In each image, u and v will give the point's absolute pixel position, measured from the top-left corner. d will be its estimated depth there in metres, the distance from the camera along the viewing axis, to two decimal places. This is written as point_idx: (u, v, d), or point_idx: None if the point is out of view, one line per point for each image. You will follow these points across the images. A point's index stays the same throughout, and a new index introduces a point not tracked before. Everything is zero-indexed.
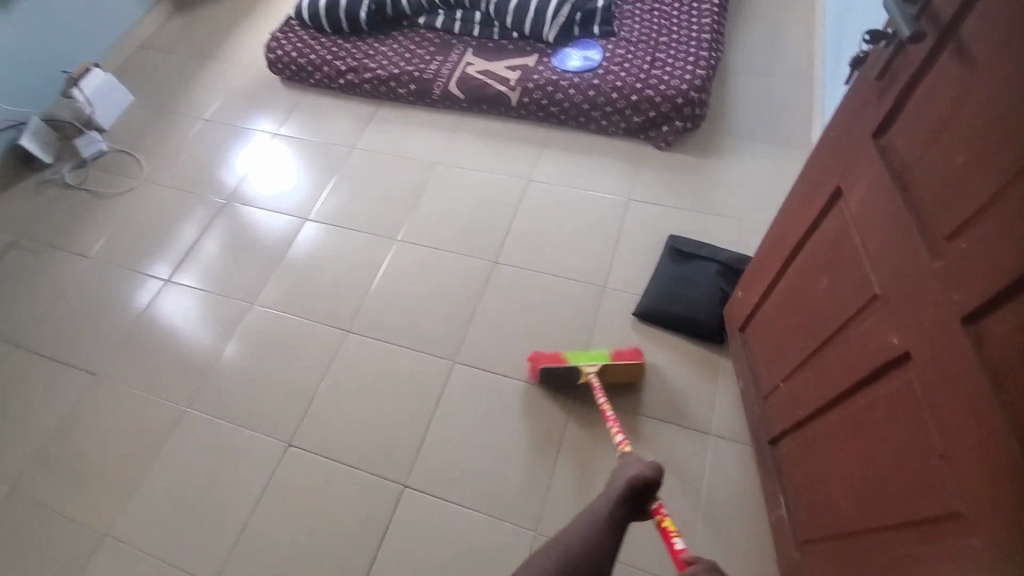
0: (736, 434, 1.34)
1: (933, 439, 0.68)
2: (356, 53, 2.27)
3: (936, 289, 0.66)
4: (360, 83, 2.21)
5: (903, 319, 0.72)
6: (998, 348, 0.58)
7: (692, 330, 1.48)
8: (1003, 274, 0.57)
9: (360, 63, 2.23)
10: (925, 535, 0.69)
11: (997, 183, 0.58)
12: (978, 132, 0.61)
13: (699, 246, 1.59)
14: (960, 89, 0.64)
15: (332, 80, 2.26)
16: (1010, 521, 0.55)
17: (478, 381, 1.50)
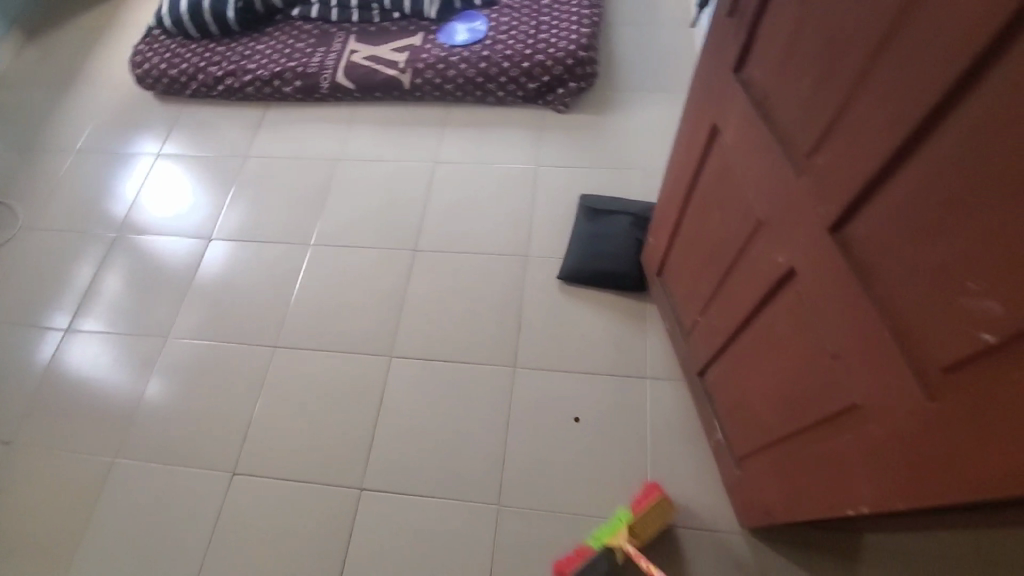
0: (670, 373, 1.41)
1: (825, 342, 0.74)
2: (231, 56, 2.13)
3: (807, 206, 0.71)
4: (242, 87, 2.08)
5: (785, 238, 0.78)
6: (864, 249, 0.63)
7: (615, 283, 1.52)
8: (855, 182, 0.62)
9: (238, 66, 2.09)
10: (834, 429, 0.76)
11: (839, 100, 0.63)
12: (818, 54, 0.65)
13: (609, 201, 1.63)
14: (798, 17, 0.68)
15: (210, 88, 2.11)
16: (897, 401, 0.62)
17: (418, 372, 1.49)
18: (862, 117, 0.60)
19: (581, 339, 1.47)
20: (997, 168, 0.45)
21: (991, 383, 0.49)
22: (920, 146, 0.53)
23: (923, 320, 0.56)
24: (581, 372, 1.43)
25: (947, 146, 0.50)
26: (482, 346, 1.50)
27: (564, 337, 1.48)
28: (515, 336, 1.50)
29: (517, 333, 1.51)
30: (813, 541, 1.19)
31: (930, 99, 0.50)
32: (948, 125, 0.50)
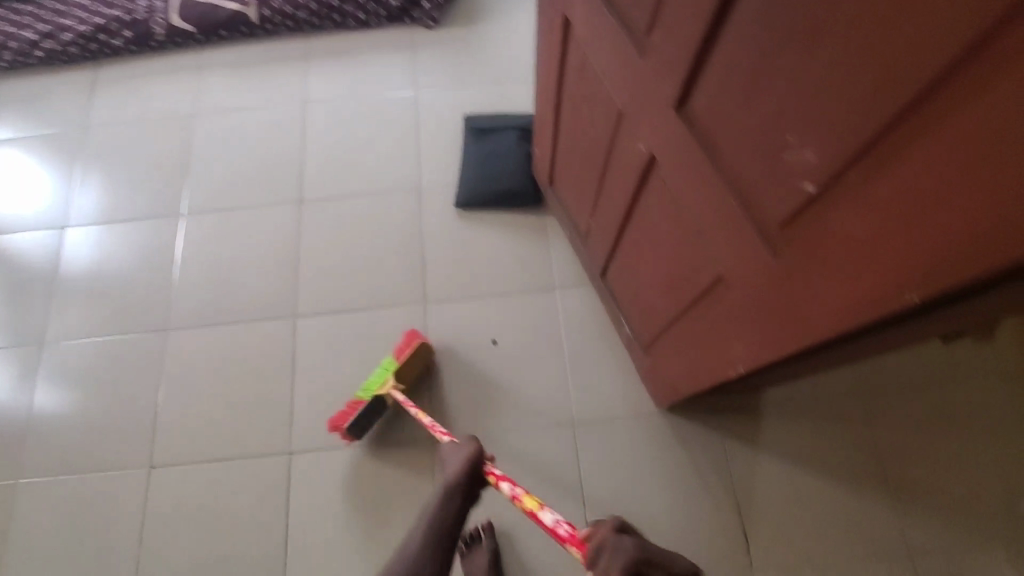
0: (578, 280, 1.43)
1: (690, 222, 0.76)
2: (41, 13, 1.81)
3: (656, 86, 0.70)
4: (63, 48, 1.79)
5: (643, 123, 0.77)
6: (707, 120, 0.63)
7: (512, 201, 1.50)
8: (689, 51, 0.60)
9: (50, 23, 1.79)
10: (711, 302, 0.80)
11: None
12: None
13: (494, 118, 1.57)
14: None
15: (25, 56, 1.79)
16: (752, 263, 0.64)
17: (328, 326, 1.43)
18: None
19: (487, 264, 1.46)
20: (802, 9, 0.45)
21: (820, 227, 0.52)
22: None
23: (761, 181, 0.57)
24: (492, 295, 1.43)
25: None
26: (389, 288, 1.46)
27: (470, 264, 1.46)
28: (421, 272, 1.47)
29: (422, 269, 1.47)
30: (723, 407, 1.29)
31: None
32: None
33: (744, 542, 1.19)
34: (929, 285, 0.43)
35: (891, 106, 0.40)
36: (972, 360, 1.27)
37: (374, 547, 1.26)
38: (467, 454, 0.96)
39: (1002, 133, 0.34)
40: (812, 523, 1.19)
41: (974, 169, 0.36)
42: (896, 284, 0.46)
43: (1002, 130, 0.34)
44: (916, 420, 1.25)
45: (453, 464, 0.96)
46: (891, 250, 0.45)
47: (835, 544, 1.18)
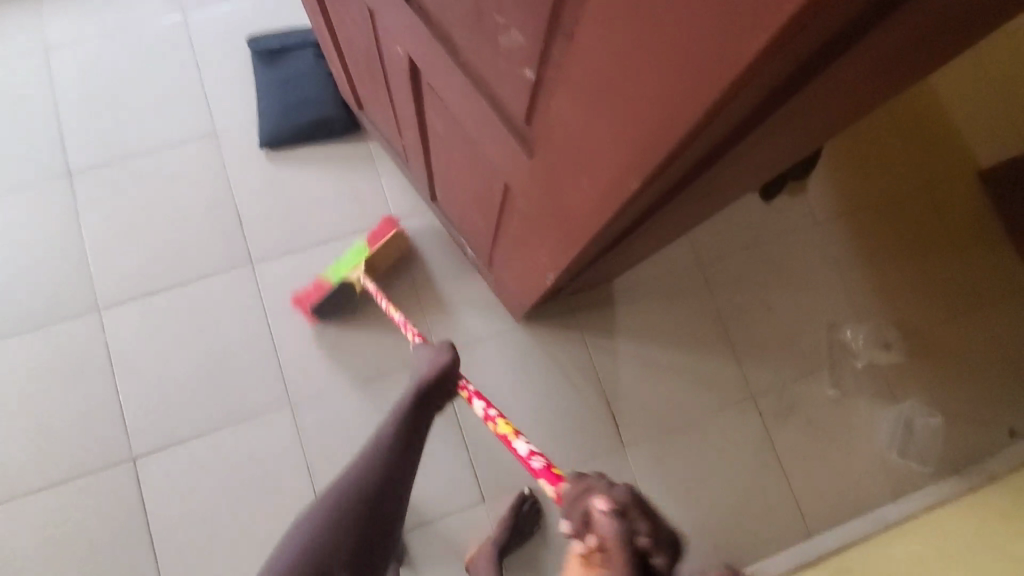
0: (417, 206, 1.33)
1: (463, 129, 0.69)
2: None
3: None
4: None
5: (390, 23, 0.66)
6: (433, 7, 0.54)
7: (324, 131, 1.32)
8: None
9: None
10: (508, 214, 0.75)
11: None
12: None
13: (283, 36, 1.35)
14: None
15: None
16: (518, 166, 0.59)
17: (143, 313, 1.25)
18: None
19: (313, 207, 1.32)
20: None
21: (548, 119, 0.47)
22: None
23: (494, 73, 0.50)
24: (326, 241, 1.31)
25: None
26: (207, 255, 1.28)
27: (295, 211, 1.31)
28: (240, 230, 1.30)
29: (241, 227, 1.30)
30: (580, 307, 1.30)
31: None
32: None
33: (615, 426, 1.26)
34: (646, 163, 0.40)
35: None
36: (790, 213, 1.38)
37: (255, 530, 1.17)
38: (433, 359, 0.91)
39: None
40: (671, 393, 1.28)
41: (641, 27, 0.32)
42: (620, 171, 0.43)
43: None
44: (748, 278, 1.34)
45: (422, 367, 0.90)
46: (607, 129, 0.41)
47: (691, 405, 1.28)
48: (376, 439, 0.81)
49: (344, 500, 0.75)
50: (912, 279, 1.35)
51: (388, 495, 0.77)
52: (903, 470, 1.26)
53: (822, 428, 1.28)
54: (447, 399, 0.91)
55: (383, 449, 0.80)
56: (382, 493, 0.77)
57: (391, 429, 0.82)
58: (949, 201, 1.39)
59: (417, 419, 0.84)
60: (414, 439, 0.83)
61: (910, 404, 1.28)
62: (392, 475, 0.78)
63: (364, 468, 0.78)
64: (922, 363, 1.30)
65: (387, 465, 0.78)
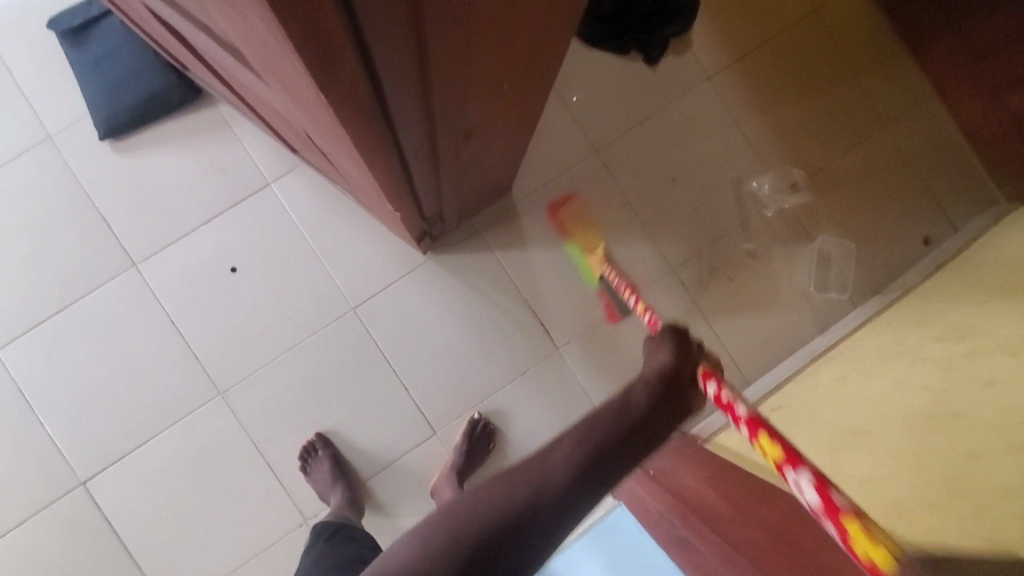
0: (290, 163, 1.24)
1: (236, 75, 0.62)
2: None
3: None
4: None
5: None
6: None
7: (160, 107, 1.20)
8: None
9: None
10: (323, 153, 0.69)
11: None
12: None
13: (82, 7, 1.19)
14: None
15: None
16: (282, 103, 0.54)
17: (39, 344, 1.20)
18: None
19: (179, 190, 1.23)
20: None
21: (248, 56, 0.43)
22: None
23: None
24: (204, 222, 1.23)
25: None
26: (86, 268, 1.21)
27: (164, 199, 1.23)
28: (112, 234, 1.22)
29: (111, 230, 1.22)
30: (484, 224, 1.26)
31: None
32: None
33: (545, 332, 1.27)
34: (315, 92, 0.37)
35: None
36: (678, 74, 1.31)
37: (223, 515, 1.20)
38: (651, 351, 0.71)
39: None
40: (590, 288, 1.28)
41: None
42: (317, 105, 0.40)
43: None
44: (647, 153, 1.30)
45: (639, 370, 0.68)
46: (268, 55, 0.37)
47: (614, 294, 1.28)
48: (559, 460, 0.55)
49: (484, 539, 0.52)
50: (808, 115, 1.33)
51: (523, 547, 0.52)
52: (827, 303, 1.30)
53: (745, 283, 1.29)
54: (690, 399, 0.68)
55: (558, 475, 0.54)
56: (519, 544, 0.52)
57: (582, 445, 0.57)
58: (835, 24, 1.34)
59: (625, 431, 0.59)
60: (612, 454, 0.57)
61: (823, 239, 1.30)
62: (574, 495, 0.54)
63: (518, 486, 0.54)
64: (829, 198, 1.31)
65: (553, 495, 0.53)
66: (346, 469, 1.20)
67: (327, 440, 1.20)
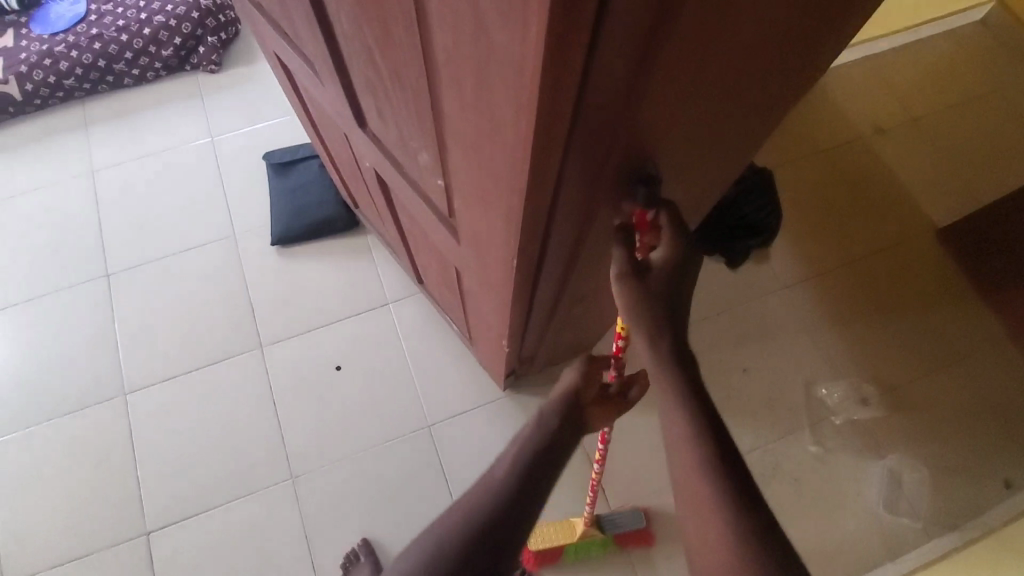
0: (410, 290, 1.47)
1: (419, 224, 0.84)
2: None
3: (342, 104, 0.74)
4: None
5: (357, 143, 0.81)
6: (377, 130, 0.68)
7: (326, 229, 1.51)
8: (333, 70, 0.65)
9: None
10: (468, 296, 0.86)
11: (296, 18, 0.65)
12: None
13: (294, 150, 1.58)
14: None
15: None
16: (458, 253, 0.72)
17: (160, 395, 1.37)
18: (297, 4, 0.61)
19: (317, 293, 1.47)
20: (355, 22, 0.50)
21: (460, 220, 0.61)
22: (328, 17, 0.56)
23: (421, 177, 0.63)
24: (327, 323, 1.44)
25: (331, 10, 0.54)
26: (222, 342, 1.42)
27: (303, 299, 1.46)
28: (252, 317, 1.44)
29: (252, 314, 1.45)
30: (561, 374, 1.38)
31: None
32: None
33: None
34: (510, 256, 0.53)
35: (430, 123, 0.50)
36: (757, 280, 1.47)
37: None
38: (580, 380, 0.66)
39: (471, 138, 0.43)
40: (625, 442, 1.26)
41: (474, 167, 0.46)
42: (505, 262, 0.56)
43: (467, 133, 0.43)
44: (722, 343, 1.42)
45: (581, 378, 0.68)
46: (484, 227, 0.54)
47: None
48: (540, 428, 0.61)
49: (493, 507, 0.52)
50: (884, 339, 1.42)
51: (515, 526, 0.51)
52: (897, 527, 1.25)
53: (810, 487, 1.29)
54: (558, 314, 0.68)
55: (529, 454, 0.58)
56: (519, 515, 0.52)
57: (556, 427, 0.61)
58: (908, 263, 1.49)
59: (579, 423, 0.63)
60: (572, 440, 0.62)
61: (895, 459, 1.31)
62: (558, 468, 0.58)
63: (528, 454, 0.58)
64: (901, 418, 1.34)
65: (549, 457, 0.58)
66: None
67: (371, 548, 1.23)
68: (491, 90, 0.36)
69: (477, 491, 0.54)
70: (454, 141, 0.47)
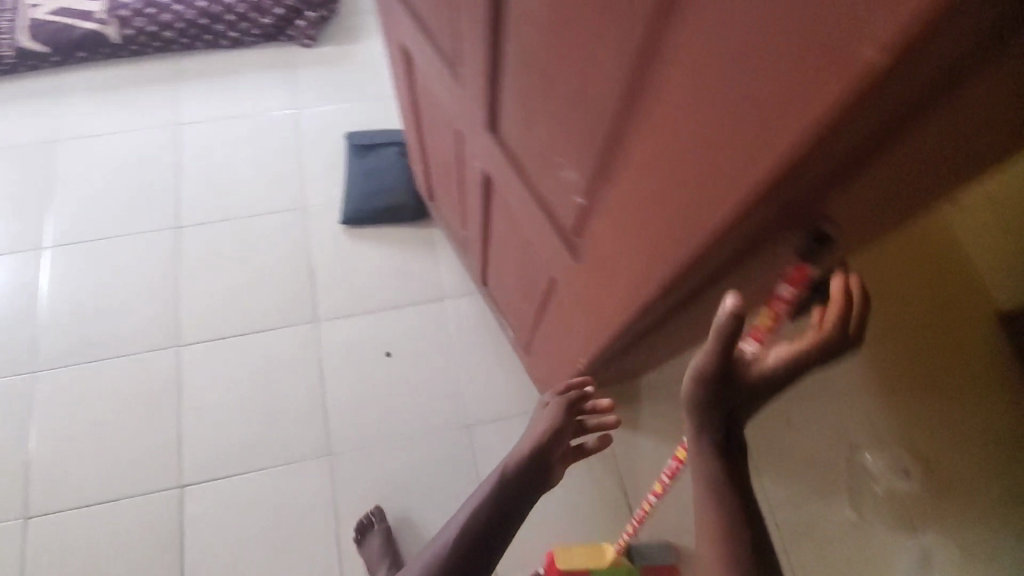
0: (469, 289, 1.49)
1: (521, 232, 0.84)
2: None
3: (475, 106, 0.74)
4: None
5: (476, 144, 0.83)
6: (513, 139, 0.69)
7: (395, 216, 1.54)
8: (484, 76, 0.66)
9: None
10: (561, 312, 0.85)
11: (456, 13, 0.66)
12: None
13: (375, 135, 1.61)
14: None
15: None
16: (569, 270, 0.72)
17: (213, 353, 1.39)
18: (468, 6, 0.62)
19: (377, 278, 1.49)
20: (548, 36, 0.51)
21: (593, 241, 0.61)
22: (505, 22, 0.57)
23: (557, 194, 0.64)
24: (383, 309, 1.46)
25: (516, 20, 0.55)
26: (280, 311, 1.44)
27: (363, 281, 1.49)
28: (311, 291, 1.47)
29: (312, 288, 1.47)
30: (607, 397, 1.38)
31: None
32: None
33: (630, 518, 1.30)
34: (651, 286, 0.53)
35: (601, 143, 0.50)
36: None
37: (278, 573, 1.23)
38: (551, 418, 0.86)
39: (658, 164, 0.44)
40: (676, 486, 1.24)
41: (649, 194, 0.46)
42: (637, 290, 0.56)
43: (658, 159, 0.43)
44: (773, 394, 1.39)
45: (543, 421, 0.87)
46: (628, 252, 0.54)
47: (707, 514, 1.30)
48: (512, 464, 0.83)
49: (476, 532, 0.73)
50: (945, 419, 1.35)
51: (491, 548, 0.73)
52: None
53: (835, 552, 1.30)
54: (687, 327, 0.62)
55: (503, 488, 0.79)
56: (495, 538, 0.74)
57: (523, 461, 0.83)
58: (978, 339, 1.41)
59: (546, 458, 0.84)
60: (540, 472, 0.83)
61: (932, 542, 1.26)
62: (527, 495, 0.80)
63: (500, 485, 0.79)
64: (949, 502, 1.28)
65: (520, 484, 0.80)
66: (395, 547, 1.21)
67: (384, 515, 1.24)
68: (727, 143, 0.36)
69: (467, 508, 0.77)
70: (634, 164, 0.47)
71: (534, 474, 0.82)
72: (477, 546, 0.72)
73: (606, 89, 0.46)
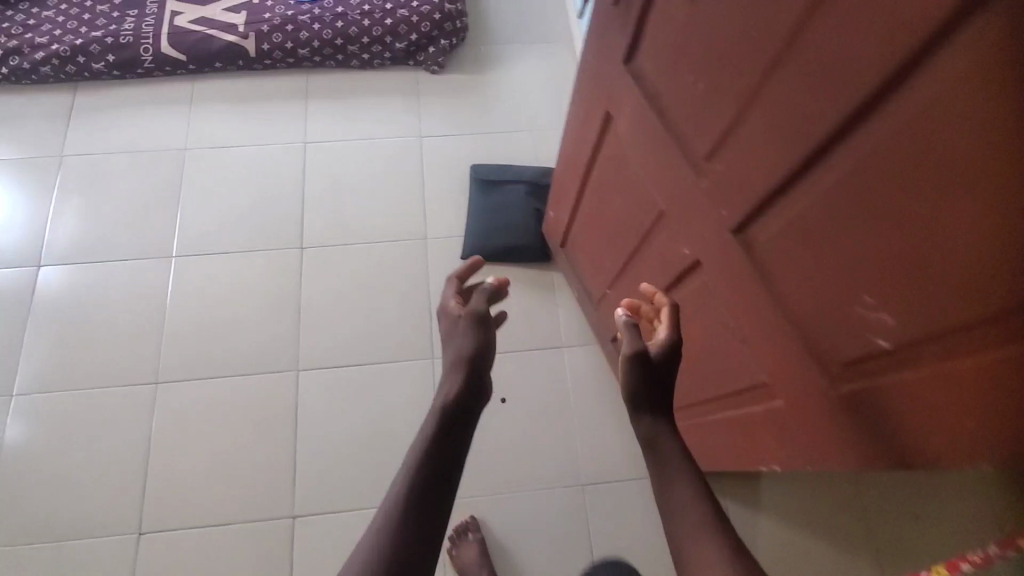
0: (586, 339, 1.48)
1: (729, 326, 0.79)
2: (31, 30, 1.63)
3: (715, 201, 0.70)
4: (51, 70, 1.63)
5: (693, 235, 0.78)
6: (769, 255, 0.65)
7: (517, 257, 1.52)
8: (756, 188, 0.62)
9: (39, 44, 1.61)
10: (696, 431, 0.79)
11: (732, 112, 0.61)
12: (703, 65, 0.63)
13: (501, 170, 1.59)
14: (686, 22, 0.64)
15: (24, 76, 1.62)
16: (808, 387, 0.67)
17: (332, 381, 1.40)
18: (757, 124, 0.59)
19: None
20: (900, 194, 0.47)
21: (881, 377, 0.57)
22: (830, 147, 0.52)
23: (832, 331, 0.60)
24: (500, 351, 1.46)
25: (849, 164, 0.50)
26: (398, 344, 1.43)
27: None
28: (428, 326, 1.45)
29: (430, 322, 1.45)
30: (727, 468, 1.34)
31: (840, 120, 0.49)
32: (853, 137, 0.49)
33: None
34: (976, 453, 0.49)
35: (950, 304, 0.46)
36: None
37: None
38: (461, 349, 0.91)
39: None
40: None
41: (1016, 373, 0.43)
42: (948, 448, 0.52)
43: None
44: None
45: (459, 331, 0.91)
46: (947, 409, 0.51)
47: None
48: (449, 381, 0.85)
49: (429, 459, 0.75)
50: None
51: (450, 469, 0.76)
52: None
53: None
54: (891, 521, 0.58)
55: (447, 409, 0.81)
56: (453, 459, 0.77)
57: (459, 372, 0.86)
58: None
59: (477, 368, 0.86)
60: (477, 382, 0.85)
61: None
62: (471, 410, 0.83)
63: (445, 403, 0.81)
64: None
65: (463, 399, 0.82)
66: (490, 559, 1.26)
67: (478, 526, 1.29)
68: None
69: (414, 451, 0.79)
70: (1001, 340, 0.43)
71: (472, 379, 0.85)
72: (436, 474, 0.75)
73: (988, 271, 0.42)
